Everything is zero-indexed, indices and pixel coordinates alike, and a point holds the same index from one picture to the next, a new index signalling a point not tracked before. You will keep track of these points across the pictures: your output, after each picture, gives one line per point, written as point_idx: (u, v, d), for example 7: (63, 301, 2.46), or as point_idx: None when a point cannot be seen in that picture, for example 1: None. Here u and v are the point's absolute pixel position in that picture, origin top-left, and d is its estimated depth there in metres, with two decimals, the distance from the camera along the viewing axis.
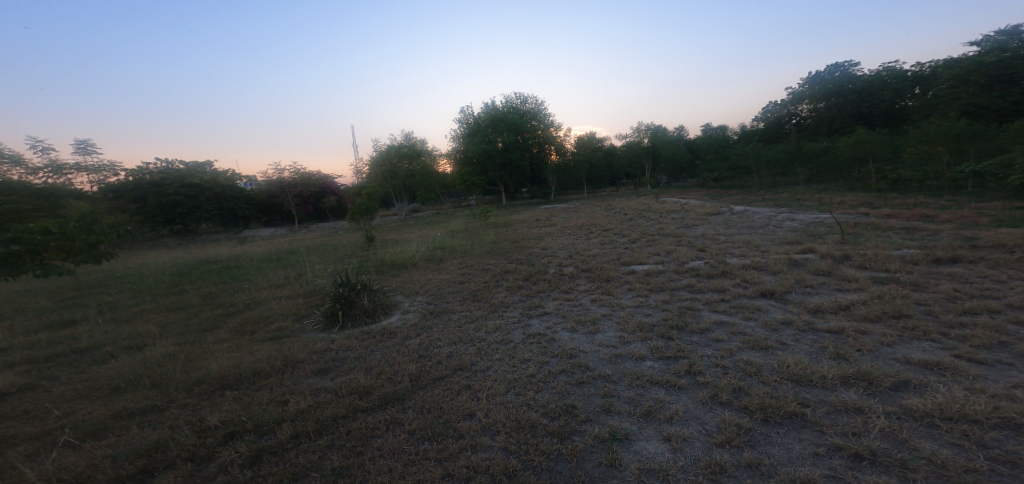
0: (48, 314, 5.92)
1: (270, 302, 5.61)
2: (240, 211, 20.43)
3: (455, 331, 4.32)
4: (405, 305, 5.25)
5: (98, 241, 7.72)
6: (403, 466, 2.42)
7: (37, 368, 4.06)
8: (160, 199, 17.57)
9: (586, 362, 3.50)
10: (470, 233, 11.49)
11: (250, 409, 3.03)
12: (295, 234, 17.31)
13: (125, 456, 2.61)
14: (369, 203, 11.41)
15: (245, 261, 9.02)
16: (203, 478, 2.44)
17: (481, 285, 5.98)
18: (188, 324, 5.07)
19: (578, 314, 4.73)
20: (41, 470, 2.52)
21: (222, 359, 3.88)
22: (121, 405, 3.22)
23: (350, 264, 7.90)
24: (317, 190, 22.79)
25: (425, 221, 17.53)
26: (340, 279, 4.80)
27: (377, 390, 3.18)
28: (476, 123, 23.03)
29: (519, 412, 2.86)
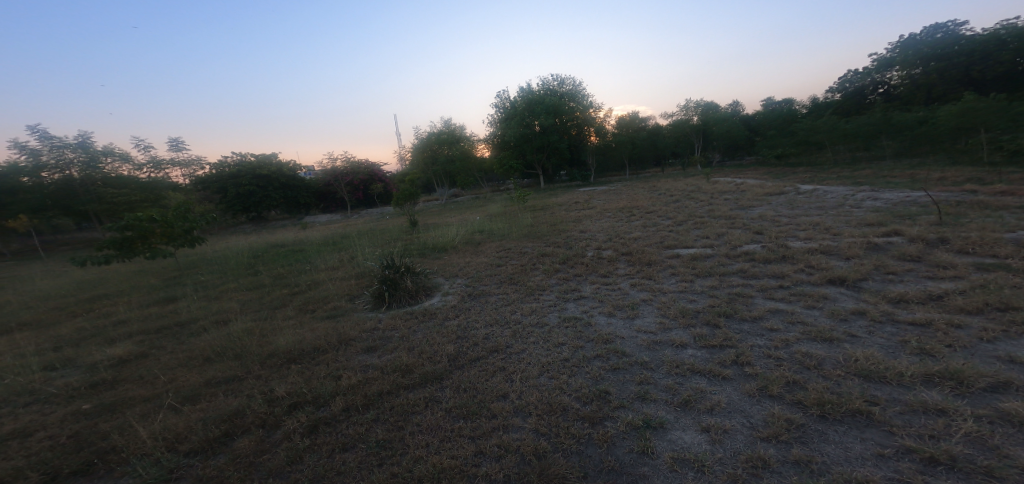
0: (154, 292, 6.75)
1: (327, 283, 6.01)
2: (304, 199, 22.00)
3: (491, 313, 4.37)
4: (445, 287, 5.38)
5: (192, 228, 8.21)
6: (439, 442, 2.52)
7: (148, 339, 4.66)
8: (237, 189, 19.51)
9: (622, 348, 3.42)
10: (505, 217, 11.52)
11: (310, 382, 3.28)
12: (348, 219, 18.29)
13: (213, 420, 2.92)
14: (413, 189, 11.75)
15: (305, 245, 9.72)
16: (271, 443, 2.68)
17: (517, 269, 5.99)
18: (263, 302, 5.58)
19: (616, 298, 4.61)
20: (151, 429, 2.89)
21: (287, 335, 4.23)
22: (211, 374, 3.61)
23: (394, 247, 8.23)
24: (366, 178, 23.79)
25: (462, 206, 17.88)
26: (386, 261, 5.01)
27: (418, 369, 3.30)
28: (512, 107, 22.67)
29: (551, 396, 2.86)
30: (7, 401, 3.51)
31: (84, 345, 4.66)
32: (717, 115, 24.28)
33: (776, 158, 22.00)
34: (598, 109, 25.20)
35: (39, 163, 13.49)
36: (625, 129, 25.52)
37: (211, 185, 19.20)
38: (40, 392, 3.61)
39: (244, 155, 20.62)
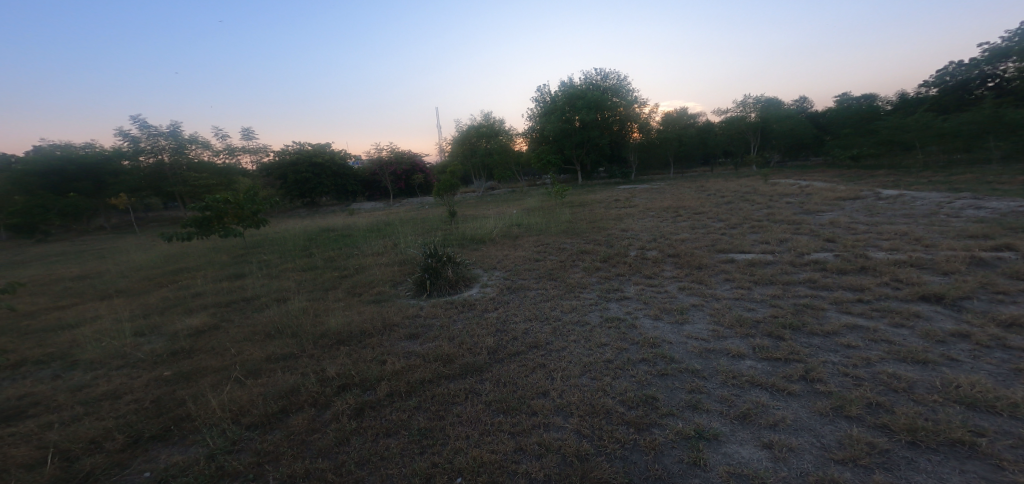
0: (225, 268, 7.20)
1: (373, 269, 6.17)
2: (353, 187, 22.83)
3: (530, 307, 4.31)
4: (484, 279, 5.37)
5: (260, 210, 8.67)
6: (479, 435, 2.50)
7: (219, 312, 4.97)
8: (296, 176, 20.65)
9: (671, 354, 3.30)
10: (544, 211, 11.42)
11: (356, 365, 3.35)
12: (391, 207, 18.85)
13: (271, 396, 3.04)
14: (452, 180, 11.92)
15: (353, 231, 10.06)
16: (321, 422, 2.75)
17: (556, 264, 5.90)
18: (316, 283, 5.81)
19: (663, 301, 4.44)
20: (220, 399, 3.05)
21: (336, 317, 4.36)
22: (272, 350, 3.77)
23: (435, 237, 8.34)
24: (408, 168, 24.17)
25: (501, 199, 17.94)
26: (428, 250, 5.06)
27: (459, 359, 3.30)
28: (553, 102, 22.60)
29: (593, 398, 2.80)
30: (103, 364, 3.83)
31: (168, 314, 5.05)
32: (778, 112, 22.56)
33: (851, 159, 20.28)
34: (643, 104, 24.45)
35: (138, 147, 17.13)
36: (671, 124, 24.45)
37: (274, 171, 20.48)
38: (130, 356, 3.92)
39: (302, 144, 21.76)
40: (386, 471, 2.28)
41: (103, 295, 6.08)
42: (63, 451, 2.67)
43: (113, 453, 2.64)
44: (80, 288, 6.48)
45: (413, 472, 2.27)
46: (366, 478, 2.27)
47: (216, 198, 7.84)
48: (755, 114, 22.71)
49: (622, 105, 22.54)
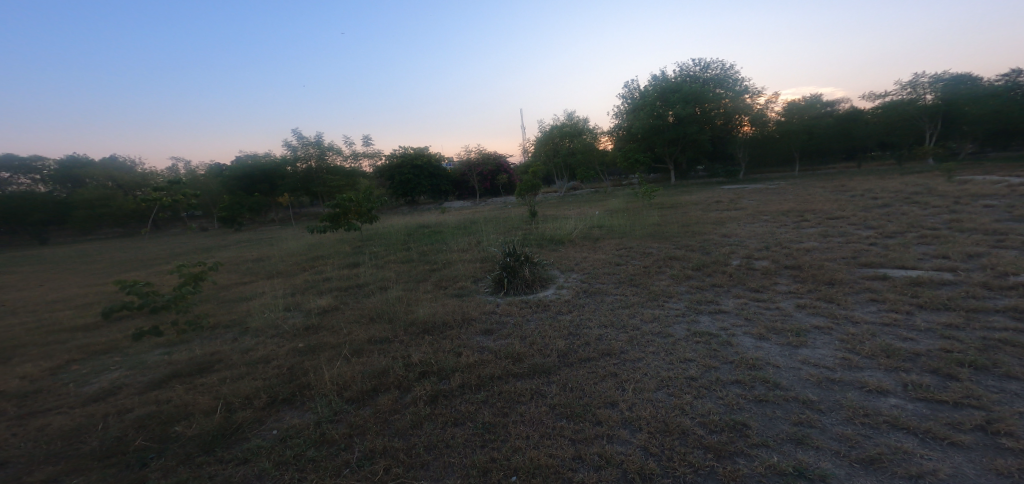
0: (346, 257, 8.17)
1: (457, 264, 6.49)
2: (446, 187, 24.38)
3: (606, 313, 4.20)
4: (560, 280, 5.35)
5: (372, 207, 9.62)
6: (539, 437, 2.50)
7: (339, 295, 5.65)
8: (401, 177, 22.86)
9: (774, 379, 2.94)
10: (620, 214, 11.10)
11: (437, 354, 3.57)
12: (476, 206, 19.76)
13: (365, 375, 3.36)
14: (535, 181, 11.97)
15: (443, 228, 10.74)
16: (400, 404, 2.97)
17: (639, 271, 5.66)
18: (411, 275, 6.29)
19: (770, 319, 3.96)
20: (332, 372, 3.45)
21: (424, 307, 4.69)
22: (372, 333, 4.18)
23: (516, 235, 8.49)
24: (494, 169, 24.86)
25: (582, 199, 17.76)
26: (507, 249, 5.18)
27: (527, 359, 3.33)
28: (641, 97, 22.10)
29: (666, 415, 2.63)
30: (261, 333, 4.58)
31: (303, 294, 5.87)
32: (971, 91, 17.51)
33: None
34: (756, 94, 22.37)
35: (296, 155, 20.20)
36: (797, 114, 21.17)
37: (387, 174, 22.87)
38: (278, 328, 4.63)
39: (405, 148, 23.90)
40: (448, 459, 2.38)
41: (267, 274, 7.33)
42: (225, 402, 3.20)
43: (258, 409, 3.09)
44: (252, 269, 7.90)
45: (472, 464, 2.34)
46: (430, 463, 2.40)
47: (340, 198, 8.99)
48: (933, 96, 18.17)
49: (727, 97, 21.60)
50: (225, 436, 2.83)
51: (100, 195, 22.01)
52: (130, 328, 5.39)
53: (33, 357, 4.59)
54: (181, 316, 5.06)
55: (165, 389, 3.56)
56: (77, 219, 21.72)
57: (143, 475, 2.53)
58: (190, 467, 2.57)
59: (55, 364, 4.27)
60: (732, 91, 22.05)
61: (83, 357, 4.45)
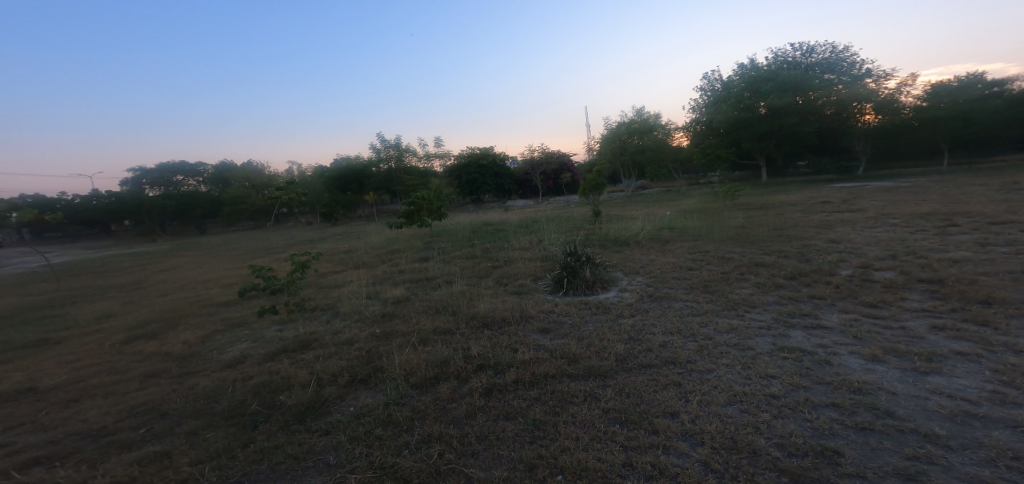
0: (417, 251, 8.71)
1: (518, 262, 6.70)
2: (509, 185, 26.41)
3: (674, 321, 4.09)
4: (623, 283, 5.50)
5: (440, 204, 10.00)
6: (588, 440, 2.47)
7: (412, 286, 6.08)
8: (467, 177, 25.54)
9: (885, 406, 2.55)
10: (673, 218, 10.63)
11: (494, 349, 3.70)
12: (539, 206, 20.39)
13: (430, 362, 3.59)
14: (599, 180, 11.54)
15: (506, 226, 10.95)
16: (459, 393, 3.13)
17: (717, 278, 5.35)
18: (475, 270, 6.58)
19: (885, 340, 3.44)
20: (402, 358, 3.73)
21: (484, 302, 4.89)
22: (438, 324, 4.44)
23: (578, 236, 8.82)
24: (557, 168, 26.69)
25: (643, 201, 17.79)
26: (569, 250, 5.44)
27: (584, 361, 3.37)
28: (726, 90, 21.06)
29: (736, 432, 2.42)
30: (347, 316, 5.12)
31: (383, 283, 6.42)
32: None
33: None
34: (886, 77, 19.36)
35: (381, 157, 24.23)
36: (945, 98, 17.67)
37: (456, 174, 25.66)
38: (361, 313, 5.12)
39: (472, 150, 26.44)
40: (498, 451, 2.46)
41: (354, 265, 8.10)
42: (316, 378, 3.60)
43: (341, 386, 3.44)
44: (341, 259, 8.77)
45: (520, 459, 2.38)
46: (480, 452, 2.49)
47: (415, 197, 9.61)
48: None
49: (837, 83, 19.24)
50: (314, 408, 3.18)
51: (239, 193, 25.92)
52: (256, 307, 6.33)
53: (188, 327, 5.60)
54: (289, 299, 5.81)
55: (275, 362, 4.11)
56: (224, 214, 26.00)
57: (252, 434, 2.93)
58: (286, 432, 2.92)
59: (203, 334, 5.16)
60: (848, 76, 19.56)
61: (222, 329, 5.35)
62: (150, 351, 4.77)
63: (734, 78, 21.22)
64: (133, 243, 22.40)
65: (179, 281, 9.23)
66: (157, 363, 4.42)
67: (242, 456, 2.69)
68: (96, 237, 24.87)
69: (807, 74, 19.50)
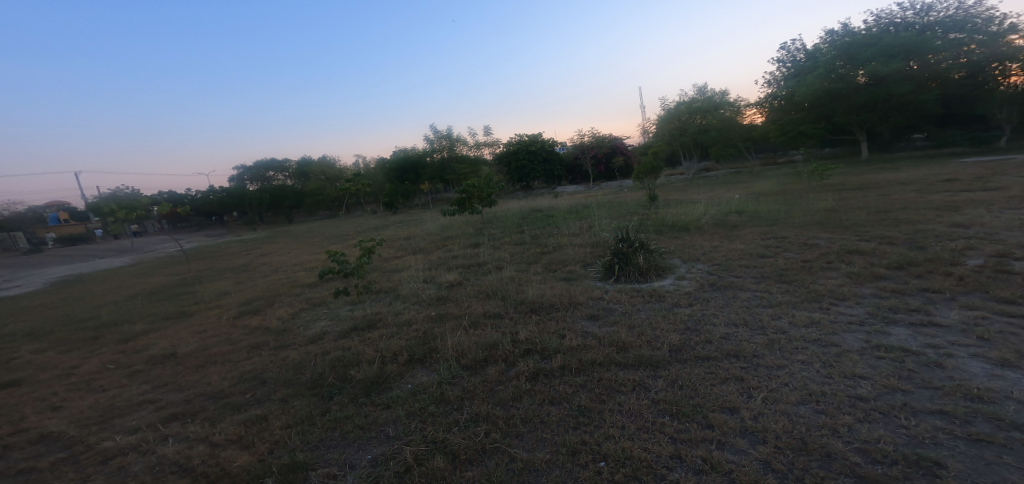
0: (468, 238, 8.86)
1: (567, 248, 6.65)
2: (558, 171, 26.52)
3: (740, 311, 3.85)
4: (681, 270, 5.27)
5: (490, 192, 10.10)
6: (635, 429, 2.43)
7: (463, 271, 6.27)
8: (516, 164, 25.95)
9: (1012, 418, 2.19)
10: (739, 203, 9.86)
11: (541, 334, 3.73)
12: (591, 191, 20.16)
13: (479, 344, 3.70)
14: (655, 162, 10.97)
15: (555, 212, 10.80)
16: (506, 376, 3.21)
17: (797, 267, 4.91)
18: (523, 255, 6.64)
19: (1013, 341, 2.95)
20: (454, 339, 3.88)
21: (533, 288, 4.93)
22: (488, 308, 4.56)
23: (630, 222, 8.55)
24: (609, 151, 26.44)
25: (708, 184, 16.77)
26: (621, 235, 5.31)
27: (633, 350, 3.30)
28: (815, 59, 18.85)
29: (807, 433, 2.23)
30: (406, 299, 5.41)
31: (439, 267, 6.69)
32: None
33: None
34: None
35: (433, 147, 25.64)
36: None
37: (506, 161, 26.19)
38: (418, 296, 5.39)
39: (519, 137, 26.76)
40: (541, 434, 2.51)
41: (412, 251, 8.47)
42: (380, 355, 3.86)
43: (401, 364, 3.66)
44: (401, 245, 9.22)
45: (563, 443, 2.41)
46: (524, 434, 2.55)
47: (467, 184, 9.81)
48: None
49: (967, 42, 16.34)
50: (378, 383, 3.41)
51: (315, 186, 27.85)
52: (333, 288, 6.88)
53: (281, 304, 6.26)
54: (359, 282, 6.25)
55: (346, 339, 4.47)
56: (307, 205, 28.51)
57: (328, 404, 3.22)
58: (355, 403, 3.17)
59: (293, 311, 5.74)
60: (984, 33, 16.52)
61: (306, 307, 5.91)
62: (254, 325, 5.41)
63: (824, 46, 19.09)
64: (238, 232, 25.45)
65: (273, 264, 10.31)
66: (255, 337, 4.98)
67: (319, 423, 2.97)
68: (212, 227, 28.63)
69: (922, 34, 16.88)
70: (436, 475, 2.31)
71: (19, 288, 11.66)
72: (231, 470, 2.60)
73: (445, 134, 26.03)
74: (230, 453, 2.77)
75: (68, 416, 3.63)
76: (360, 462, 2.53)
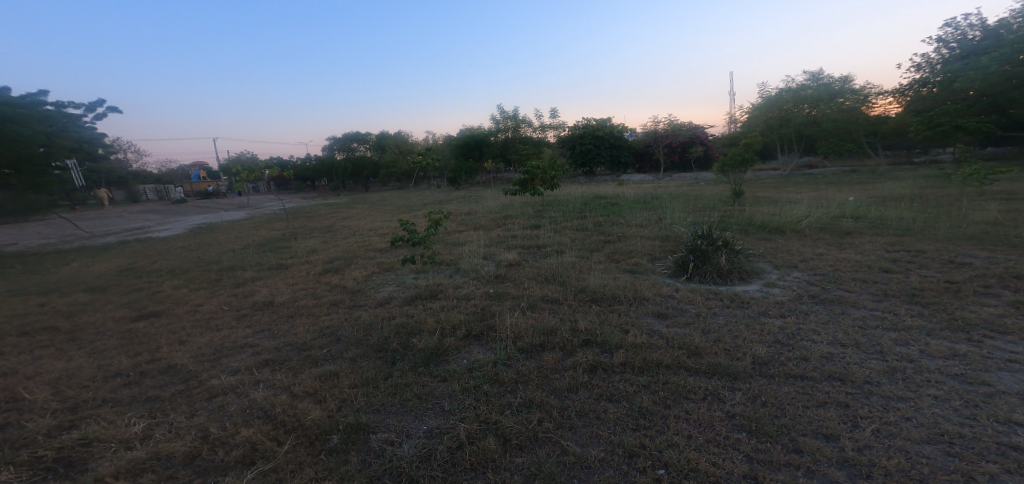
0: (529, 219, 8.78)
1: (634, 239, 6.37)
2: (624, 158, 25.54)
3: (850, 331, 3.48)
4: (770, 277, 4.87)
5: (554, 175, 9.90)
6: (703, 441, 2.30)
7: (522, 252, 6.22)
8: (580, 147, 25.25)
9: None
10: (845, 207, 8.83)
11: (603, 326, 3.62)
12: (660, 181, 19.26)
13: (536, 329, 3.65)
14: (748, 154, 10.10)
15: (621, 200, 10.38)
16: (563, 364, 3.14)
17: (936, 289, 4.29)
18: (585, 242, 6.47)
19: None
20: (511, 320, 3.86)
21: (595, 277, 4.78)
22: (546, 292, 4.48)
23: (710, 219, 8.02)
24: (686, 140, 25.12)
25: (808, 182, 15.27)
26: (701, 232, 4.99)
27: (708, 357, 3.11)
28: (1002, 38, 15.77)
29: (930, 475, 1.99)
30: (466, 273, 5.49)
31: (501, 246, 6.71)
32: None
33: None
34: None
35: (499, 127, 25.84)
36: None
37: (572, 145, 25.62)
38: (477, 272, 5.44)
39: (587, 120, 26.01)
40: (596, 431, 2.44)
41: (472, 227, 8.56)
42: (440, 327, 3.94)
43: (459, 338, 3.71)
44: (464, 220, 9.36)
45: (620, 444, 2.33)
46: (578, 428, 2.49)
47: (532, 164, 9.73)
48: None
49: None
50: (436, 355, 3.48)
51: (388, 158, 28.95)
52: (402, 256, 7.16)
53: (357, 266, 6.63)
54: (423, 252, 6.42)
55: (410, 306, 4.63)
56: (381, 177, 29.93)
57: (391, 369, 3.35)
58: (415, 372, 3.27)
59: (366, 274, 6.05)
60: None
61: (377, 271, 6.19)
62: (333, 283, 5.78)
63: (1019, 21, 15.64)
64: (326, 196, 27.44)
65: (353, 228, 10.99)
66: (331, 295, 5.30)
67: (381, 387, 3.09)
68: (305, 192, 31.28)
69: None
70: (488, 457, 2.32)
71: (162, 230, 13.62)
72: (304, 421, 2.79)
73: (511, 115, 26.11)
74: (305, 405, 2.97)
75: (189, 351, 4.11)
76: (416, 432, 2.60)
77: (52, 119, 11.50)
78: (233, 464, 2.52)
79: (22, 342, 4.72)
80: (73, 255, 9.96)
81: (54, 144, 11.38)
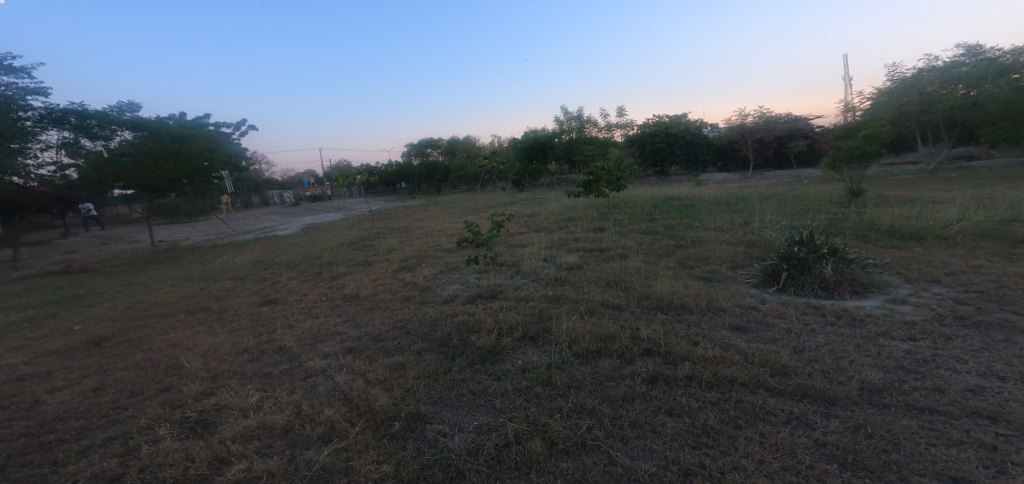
0: (592, 221, 8.54)
1: (712, 244, 5.86)
2: (701, 156, 23.76)
3: (1013, 363, 2.81)
4: (900, 293, 4.12)
5: (621, 176, 9.55)
6: (778, 468, 2.04)
7: (584, 255, 6.06)
8: (652, 146, 24.03)
9: None
10: (1011, 209, 7.14)
11: (667, 336, 3.38)
12: (746, 181, 17.48)
13: (594, 335, 3.52)
14: (869, 146, 8.68)
15: (697, 202, 9.60)
16: (619, 373, 3.00)
17: None
18: (653, 246, 6.09)
19: None
20: (568, 324, 3.78)
21: (662, 283, 4.49)
22: (607, 297, 4.31)
23: (814, 223, 7.05)
24: (782, 135, 22.49)
25: (960, 178, 12.57)
26: (799, 238, 4.42)
27: (796, 378, 2.74)
28: None
29: None
30: (527, 275, 5.50)
31: (565, 248, 6.59)
32: None
33: None
34: None
35: (562, 128, 25.61)
36: None
37: (644, 143, 24.38)
38: (538, 274, 5.42)
39: (658, 117, 24.60)
40: (650, 444, 2.30)
41: (535, 229, 8.56)
42: (498, 326, 4.01)
43: (515, 339, 3.74)
44: (526, 222, 9.39)
45: (675, 460, 2.16)
46: (630, 439, 2.37)
47: (597, 165, 9.46)
48: None
49: None
50: (493, 354, 3.54)
51: (458, 162, 30.18)
52: (468, 256, 7.43)
53: (429, 264, 7.02)
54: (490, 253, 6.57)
55: (472, 304, 4.77)
56: (451, 179, 31.24)
57: (450, 364, 3.49)
58: (471, 369, 3.37)
59: (435, 272, 6.37)
60: None
61: (445, 270, 6.48)
62: (407, 280, 6.19)
63: None
64: (407, 198, 29.58)
65: (426, 228, 11.66)
66: (405, 291, 5.68)
67: (440, 381, 3.24)
68: (388, 195, 34.06)
69: None
70: (533, 458, 2.31)
71: (285, 229, 15.78)
72: (374, 406, 3.03)
73: (575, 115, 25.70)
74: (375, 392, 3.22)
75: (294, 334, 4.71)
76: (467, 427, 2.68)
77: (213, 138, 14.00)
78: (315, 439, 2.82)
79: (186, 318, 5.79)
80: (220, 249, 11.96)
81: (215, 157, 13.92)
